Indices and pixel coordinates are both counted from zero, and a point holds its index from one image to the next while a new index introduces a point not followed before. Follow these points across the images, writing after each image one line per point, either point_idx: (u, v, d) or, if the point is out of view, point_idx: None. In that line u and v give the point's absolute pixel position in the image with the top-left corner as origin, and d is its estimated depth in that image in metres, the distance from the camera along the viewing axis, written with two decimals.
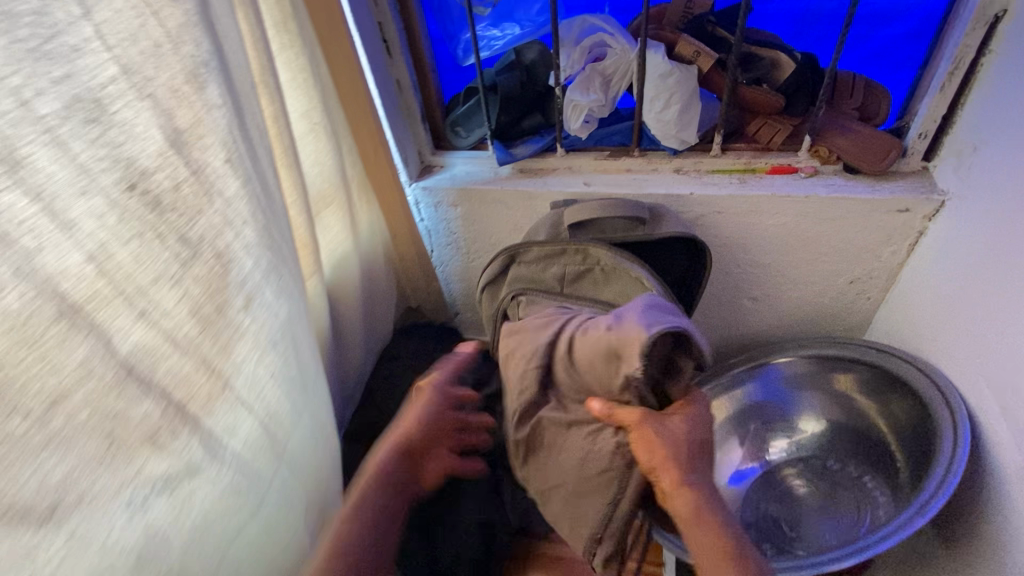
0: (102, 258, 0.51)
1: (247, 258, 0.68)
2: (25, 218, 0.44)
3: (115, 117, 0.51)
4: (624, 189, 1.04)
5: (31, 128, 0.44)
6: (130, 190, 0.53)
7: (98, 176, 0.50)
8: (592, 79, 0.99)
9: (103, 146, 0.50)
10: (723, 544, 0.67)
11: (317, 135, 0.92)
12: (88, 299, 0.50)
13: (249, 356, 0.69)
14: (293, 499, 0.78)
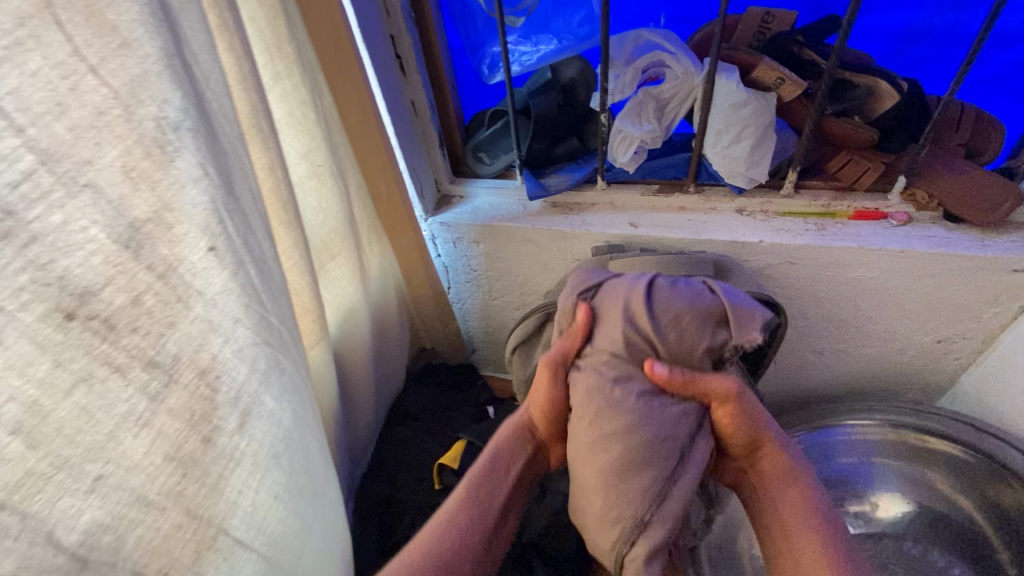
0: (31, 427, 0.37)
1: (241, 367, 0.53)
2: None
3: (36, 227, 0.36)
4: (679, 234, 0.90)
5: None
6: (69, 321, 0.39)
7: (19, 315, 0.35)
8: (647, 106, 0.84)
9: (18, 274, 0.35)
10: (822, 528, 0.61)
11: (321, 179, 0.76)
12: (12, 489, 0.36)
13: (245, 485, 0.55)
14: None
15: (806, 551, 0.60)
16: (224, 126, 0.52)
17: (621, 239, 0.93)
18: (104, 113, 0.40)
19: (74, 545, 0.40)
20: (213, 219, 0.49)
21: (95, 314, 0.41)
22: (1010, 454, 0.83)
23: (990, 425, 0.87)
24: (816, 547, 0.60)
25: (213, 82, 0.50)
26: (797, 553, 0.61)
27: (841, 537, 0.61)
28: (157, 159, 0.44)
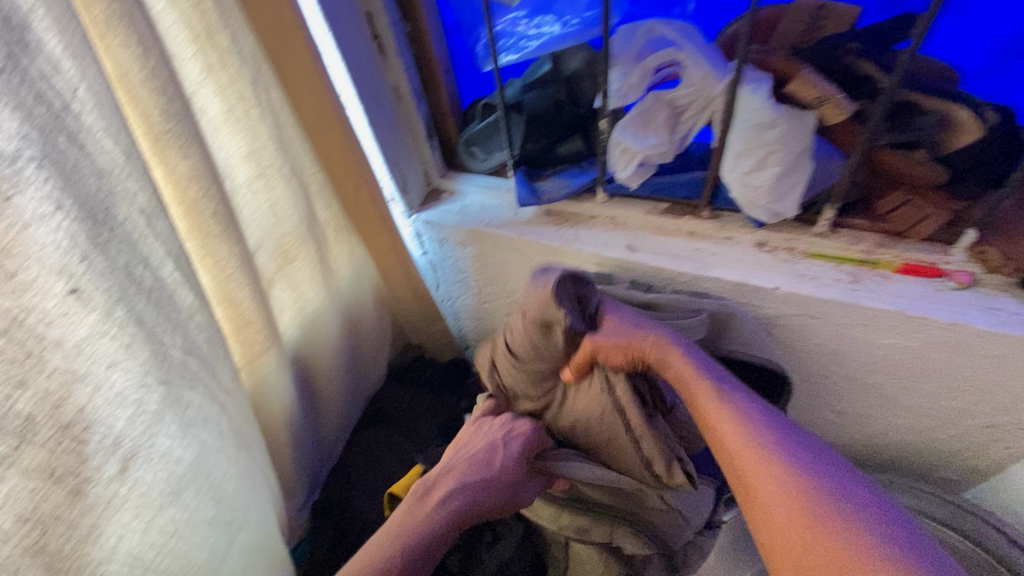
0: None
1: (126, 409, 0.47)
2: None
3: None
4: (685, 265, 0.76)
5: None
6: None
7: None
8: (656, 114, 0.69)
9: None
10: (752, 454, 0.54)
11: (270, 180, 0.69)
12: None
13: (133, 531, 0.51)
14: None
15: (764, 472, 0.52)
16: (104, 143, 0.45)
17: (614, 264, 0.81)
18: None
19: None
20: (72, 259, 0.42)
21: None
22: None
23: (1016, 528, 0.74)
24: (771, 475, 0.52)
25: (86, 93, 0.43)
26: (744, 459, 0.54)
27: (780, 428, 0.55)
28: None
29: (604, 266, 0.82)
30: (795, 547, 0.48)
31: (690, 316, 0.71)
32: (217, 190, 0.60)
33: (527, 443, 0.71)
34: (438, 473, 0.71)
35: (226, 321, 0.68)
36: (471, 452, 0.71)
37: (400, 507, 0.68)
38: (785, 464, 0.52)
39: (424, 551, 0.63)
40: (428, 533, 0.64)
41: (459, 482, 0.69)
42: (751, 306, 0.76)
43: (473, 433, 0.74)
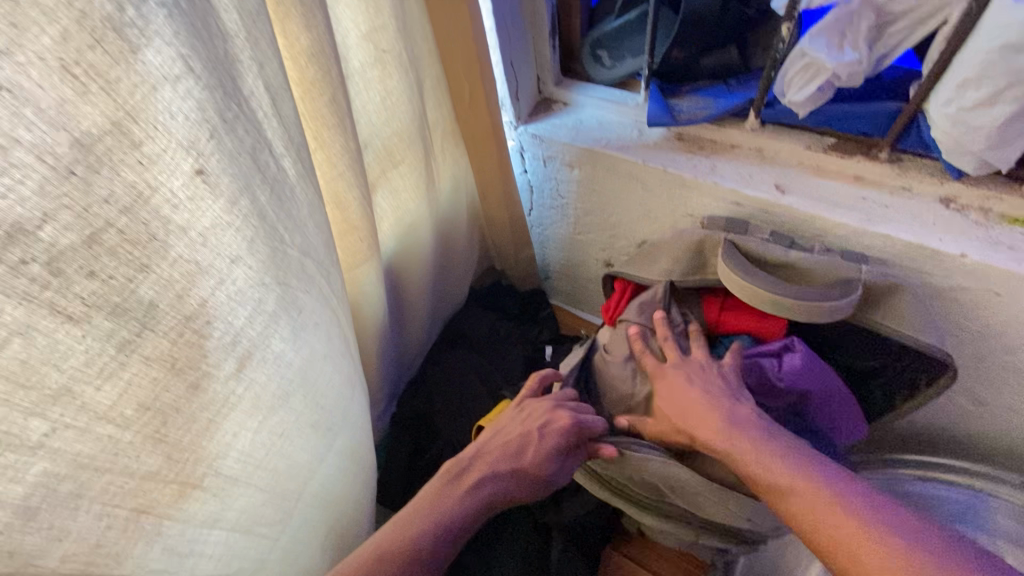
0: None
1: (246, 306, 0.45)
2: None
3: None
4: (841, 214, 0.67)
5: None
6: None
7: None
8: (860, 21, 0.60)
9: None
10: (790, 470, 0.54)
11: (386, 67, 0.64)
12: None
13: (245, 428, 0.50)
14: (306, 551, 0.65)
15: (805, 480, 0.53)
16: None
17: (756, 203, 0.72)
18: None
19: (21, 498, 0.34)
20: (201, 133, 0.38)
21: (32, 257, 0.30)
22: None
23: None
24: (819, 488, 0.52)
25: None
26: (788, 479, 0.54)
27: (807, 457, 0.56)
28: (113, 49, 0.31)
29: (741, 205, 0.73)
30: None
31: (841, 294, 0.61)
32: (336, 71, 0.56)
33: (566, 434, 0.63)
34: (470, 454, 0.64)
35: (333, 223, 0.67)
36: (503, 449, 0.64)
37: (434, 480, 0.61)
38: (841, 510, 0.51)
39: (459, 533, 0.58)
40: (463, 517, 0.58)
41: (491, 470, 0.62)
42: (911, 269, 0.66)
43: (513, 419, 0.68)
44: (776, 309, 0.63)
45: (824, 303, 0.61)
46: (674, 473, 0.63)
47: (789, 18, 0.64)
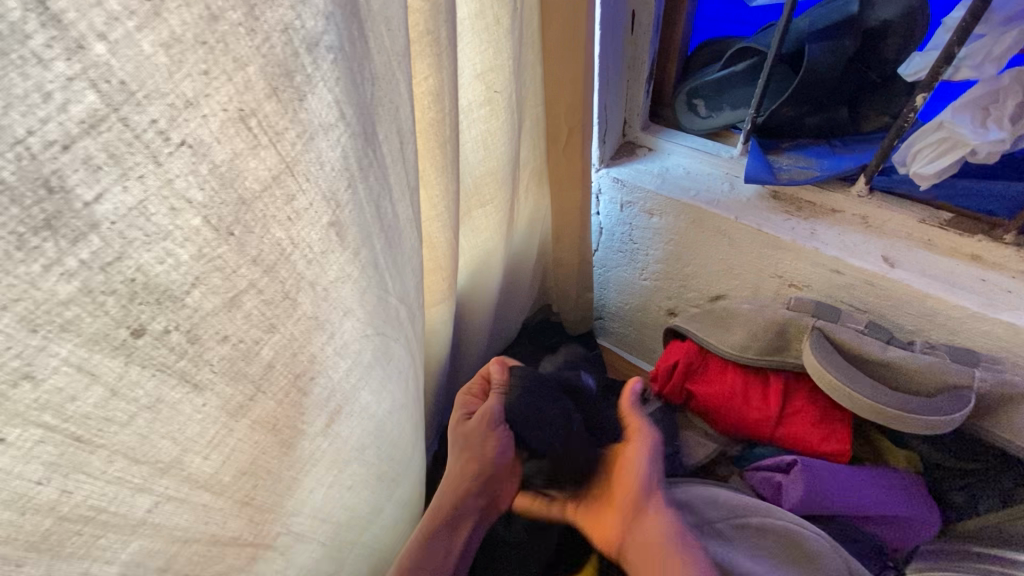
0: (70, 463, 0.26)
1: (345, 365, 0.43)
2: None
3: (107, 200, 0.22)
4: (958, 294, 0.62)
5: None
6: (128, 335, 0.25)
7: (62, 333, 0.23)
8: (1006, 98, 0.54)
9: (66, 281, 0.22)
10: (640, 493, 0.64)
11: (494, 108, 0.61)
12: (43, 538, 0.27)
13: (322, 481, 0.47)
14: None
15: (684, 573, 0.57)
16: (385, 40, 0.38)
17: (860, 274, 0.67)
18: (218, 17, 0.24)
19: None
20: (341, 185, 0.35)
21: (174, 325, 0.27)
22: None
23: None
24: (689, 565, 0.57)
25: None
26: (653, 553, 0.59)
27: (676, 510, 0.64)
28: (284, 99, 0.29)
29: (843, 274, 0.68)
30: None
31: (950, 407, 0.56)
32: (451, 117, 0.53)
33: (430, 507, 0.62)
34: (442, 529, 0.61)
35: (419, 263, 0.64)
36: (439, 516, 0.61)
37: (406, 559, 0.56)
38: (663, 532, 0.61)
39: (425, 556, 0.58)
40: None
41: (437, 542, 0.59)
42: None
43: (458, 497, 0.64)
44: (877, 418, 0.59)
45: (921, 415, 0.57)
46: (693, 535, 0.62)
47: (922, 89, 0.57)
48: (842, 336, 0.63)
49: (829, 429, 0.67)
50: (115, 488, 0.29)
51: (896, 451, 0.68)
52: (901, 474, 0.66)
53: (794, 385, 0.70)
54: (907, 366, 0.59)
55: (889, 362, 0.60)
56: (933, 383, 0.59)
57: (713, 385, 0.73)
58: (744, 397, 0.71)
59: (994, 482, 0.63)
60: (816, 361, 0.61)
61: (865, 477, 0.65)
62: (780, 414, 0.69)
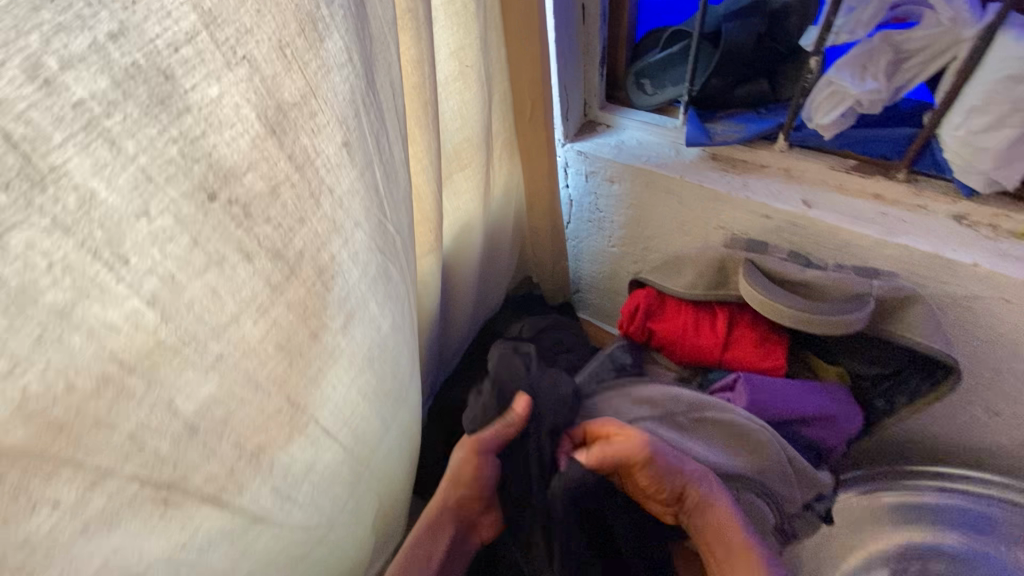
0: (167, 297, 0.35)
1: (353, 272, 0.53)
2: (58, 256, 0.29)
3: (193, 93, 0.33)
4: (864, 225, 0.74)
5: (66, 122, 0.27)
6: (210, 199, 0.36)
7: (164, 186, 0.33)
8: (879, 57, 0.67)
9: (170, 144, 0.33)
10: (685, 471, 0.63)
11: (467, 81, 0.72)
12: (145, 355, 0.35)
13: (340, 381, 0.56)
14: (361, 514, 0.72)
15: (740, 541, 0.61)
16: (378, 9, 0.49)
17: (785, 216, 0.78)
18: None
19: (191, 412, 0.39)
20: (349, 111, 0.45)
21: (235, 197, 0.37)
22: None
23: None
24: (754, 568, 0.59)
25: None
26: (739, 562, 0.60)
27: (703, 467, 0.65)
28: (309, 36, 0.39)
29: (771, 218, 0.80)
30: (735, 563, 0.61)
31: (852, 308, 0.67)
32: (430, 84, 0.65)
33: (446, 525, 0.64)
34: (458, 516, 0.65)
35: None
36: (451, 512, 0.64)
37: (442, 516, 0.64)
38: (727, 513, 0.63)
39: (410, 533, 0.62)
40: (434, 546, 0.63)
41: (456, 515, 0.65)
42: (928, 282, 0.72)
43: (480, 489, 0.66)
44: (797, 324, 0.69)
45: (831, 317, 0.67)
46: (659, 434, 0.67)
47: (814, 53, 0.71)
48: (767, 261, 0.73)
49: (766, 348, 0.78)
50: (193, 334, 0.38)
51: (827, 366, 0.77)
52: (832, 387, 0.75)
53: (737, 315, 0.81)
54: (819, 282, 0.70)
55: (807, 281, 0.71)
56: (840, 295, 0.69)
57: (669, 321, 0.84)
58: (696, 328, 0.82)
59: (906, 385, 0.72)
60: (745, 285, 0.72)
61: (802, 387, 0.74)
62: (726, 340, 0.80)
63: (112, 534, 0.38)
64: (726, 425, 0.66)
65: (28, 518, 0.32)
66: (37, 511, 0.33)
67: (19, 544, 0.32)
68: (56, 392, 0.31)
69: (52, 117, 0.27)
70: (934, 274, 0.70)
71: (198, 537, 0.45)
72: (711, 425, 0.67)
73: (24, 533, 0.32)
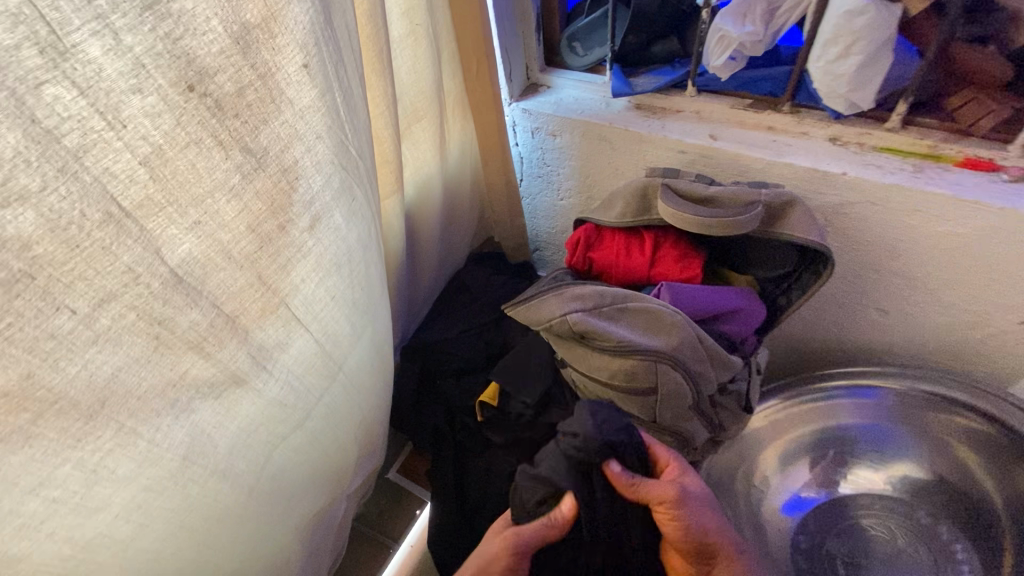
0: (156, 162, 0.49)
1: (314, 180, 0.64)
2: (74, 112, 0.42)
3: (174, 7, 0.46)
4: (758, 150, 0.87)
5: (83, 14, 0.40)
6: (189, 92, 0.49)
7: (154, 74, 0.46)
8: (755, 6, 0.80)
9: (158, 42, 0.46)
10: (723, 539, 0.72)
11: (416, 39, 0.83)
12: (137, 206, 0.48)
13: (309, 277, 0.68)
14: (338, 417, 0.82)
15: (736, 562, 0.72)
16: None
17: (696, 149, 0.91)
18: None
19: (174, 264, 0.53)
20: (307, 39, 0.57)
21: (209, 92, 0.51)
22: None
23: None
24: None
25: None
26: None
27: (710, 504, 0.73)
28: None
29: (684, 152, 0.93)
30: None
31: (744, 212, 0.79)
32: (383, 38, 0.74)
33: None
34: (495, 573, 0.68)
35: None
36: None
37: None
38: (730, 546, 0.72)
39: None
40: None
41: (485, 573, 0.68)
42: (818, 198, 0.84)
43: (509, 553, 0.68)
44: (703, 230, 0.81)
45: (729, 220, 0.79)
46: (590, 322, 0.75)
47: (706, 7, 0.84)
48: (676, 185, 0.86)
49: (685, 263, 0.90)
50: (175, 196, 0.51)
51: (738, 275, 0.90)
52: (742, 289, 0.87)
53: (661, 239, 0.93)
54: (720, 196, 0.82)
55: (710, 197, 0.83)
56: (737, 203, 0.81)
57: (606, 248, 0.96)
58: (627, 253, 0.94)
59: (800, 280, 0.85)
60: (661, 203, 0.84)
61: (715, 290, 0.85)
62: (652, 259, 0.92)
63: (115, 352, 0.50)
64: (647, 310, 0.76)
65: (53, 316, 0.45)
66: (59, 313, 0.45)
67: (49, 334, 0.45)
68: (74, 214, 0.44)
69: (72, 9, 0.40)
70: (817, 187, 0.83)
71: (186, 381, 0.57)
72: (634, 312, 0.76)
73: (51, 327, 0.45)
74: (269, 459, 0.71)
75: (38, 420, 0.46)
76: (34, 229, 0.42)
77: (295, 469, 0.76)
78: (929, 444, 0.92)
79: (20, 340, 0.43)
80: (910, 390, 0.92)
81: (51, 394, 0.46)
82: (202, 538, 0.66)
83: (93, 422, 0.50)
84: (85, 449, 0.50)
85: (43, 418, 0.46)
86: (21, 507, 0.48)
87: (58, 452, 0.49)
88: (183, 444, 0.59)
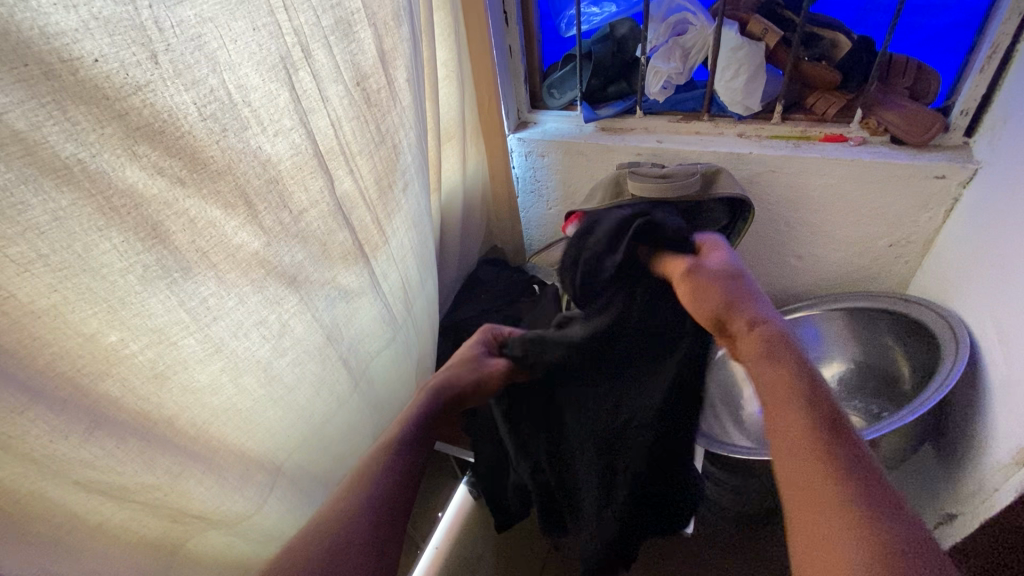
0: (338, 126, 0.77)
1: (410, 158, 0.92)
2: (308, 89, 0.71)
3: (355, 37, 0.77)
4: (691, 146, 1.24)
5: (317, 33, 0.70)
6: (356, 86, 0.79)
7: (342, 73, 0.76)
8: (674, 52, 1.19)
9: (348, 55, 0.76)
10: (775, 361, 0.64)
11: (451, 81, 1.16)
12: (327, 150, 0.76)
13: (399, 229, 0.94)
14: (408, 351, 1.04)
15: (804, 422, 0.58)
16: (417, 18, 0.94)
17: (649, 150, 1.27)
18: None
19: (342, 192, 0.80)
20: (415, 63, 0.89)
21: (369, 89, 0.81)
22: (920, 310, 1.07)
23: (929, 301, 1.08)
24: (827, 506, 0.51)
25: None
26: (794, 457, 0.56)
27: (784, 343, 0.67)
28: (398, 19, 0.83)
29: (641, 154, 1.29)
30: (793, 446, 0.56)
31: (688, 178, 1.13)
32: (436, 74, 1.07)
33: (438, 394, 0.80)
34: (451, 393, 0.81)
35: (432, 163, 1.13)
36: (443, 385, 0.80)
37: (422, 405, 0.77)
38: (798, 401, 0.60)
39: (368, 491, 0.65)
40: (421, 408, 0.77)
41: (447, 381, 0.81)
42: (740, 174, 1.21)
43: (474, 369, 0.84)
44: (665, 194, 1.13)
45: (682, 186, 1.13)
46: None
47: (641, 56, 1.23)
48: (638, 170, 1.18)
49: None
50: (344, 149, 0.79)
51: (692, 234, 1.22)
52: None
53: None
54: (672, 173, 1.15)
55: (665, 174, 1.16)
56: (683, 176, 1.15)
57: None
58: None
59: (737, 228, 1.19)
60: (630, 182, 1.16)
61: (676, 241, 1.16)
62: None
63: (302, 247, 0.74)
64: None
65: (281, 210, 0.69)
66: (284, 210, 0.70)
67: (278, 223, 0.69)
68: (304, 145, 0.71)
69: (311, 27, 0.69)
70: (736, 166, 1.20)
71: (333, 282, 0.81)
72: None
73: (280, 220, 0.69)
74: (366, 368, 0.93)
75: (265, 274, 0.69)
76: (287, 151, 0.69)
77: (381, 379, 0.98)
78: (858, 352, 1.20)
79: (264, 223, 0.67)
80: (827, 306, 1.21)
81: (271, 263, 0.70)
82: (323, 418, 0.86)
83: (287, 288, 0.73)
84: (281, 313, 0.73)
85: (268, 276, 0.70)
86: (247, 345, 0.69)
87: (267, 307, 0.70)
88: (327, 329, 0.81)
